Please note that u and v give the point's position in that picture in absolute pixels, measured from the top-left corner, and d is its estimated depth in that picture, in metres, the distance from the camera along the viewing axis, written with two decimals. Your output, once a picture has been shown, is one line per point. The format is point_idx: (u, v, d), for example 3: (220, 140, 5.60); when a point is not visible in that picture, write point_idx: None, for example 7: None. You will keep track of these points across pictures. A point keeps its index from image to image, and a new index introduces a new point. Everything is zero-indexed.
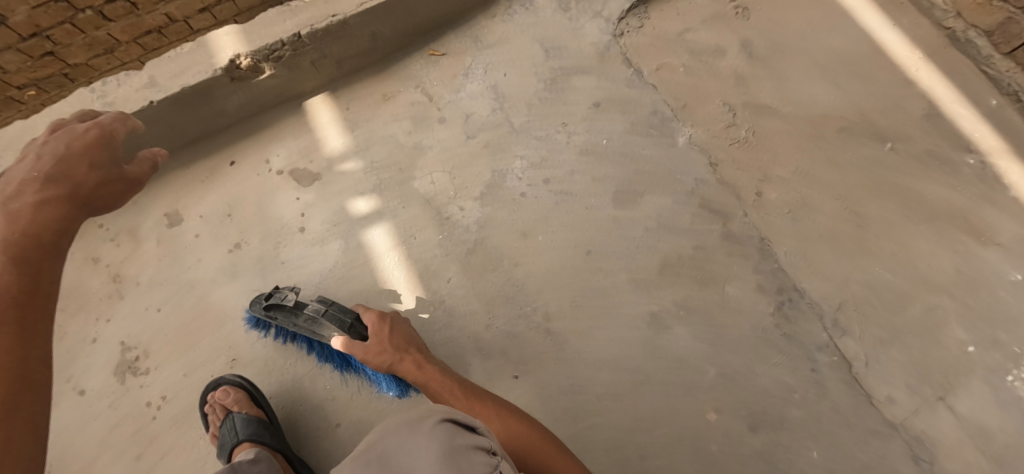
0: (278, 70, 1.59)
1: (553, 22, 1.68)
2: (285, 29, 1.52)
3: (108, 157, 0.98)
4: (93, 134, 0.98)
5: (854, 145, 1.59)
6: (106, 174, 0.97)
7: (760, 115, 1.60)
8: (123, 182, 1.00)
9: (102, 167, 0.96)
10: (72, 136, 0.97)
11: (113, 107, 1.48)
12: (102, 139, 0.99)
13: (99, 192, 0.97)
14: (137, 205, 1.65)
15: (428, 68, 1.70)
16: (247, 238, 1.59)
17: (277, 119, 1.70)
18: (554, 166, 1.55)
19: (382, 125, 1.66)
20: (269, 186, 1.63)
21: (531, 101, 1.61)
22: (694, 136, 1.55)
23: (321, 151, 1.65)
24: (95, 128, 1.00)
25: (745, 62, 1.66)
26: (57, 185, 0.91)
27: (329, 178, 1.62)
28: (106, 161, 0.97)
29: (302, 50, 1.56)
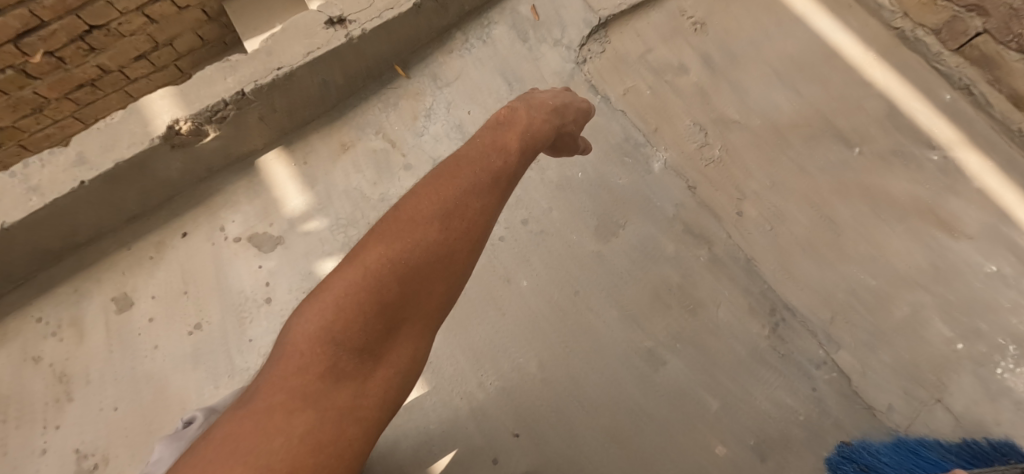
0: (223, 131, 1.47)
1: (511, 52, 1.61)
2: (225, 87, 1.41)
3: (568, 131, 1.22)
4: (579, 108, 1.24)
5: (824, 150, 1.57)
6: (561, 124, 1.19)
7: (728, 131, 1.57)
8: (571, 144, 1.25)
9: (585, 114, 1.23)
10: (555, 100, 1.19)
11: (38, 193, 1.33)
12: (586, 108, 1.24)
13: (562, 128, 1.17)
14: (79, 292, 1.50)
15: (386, 111, 1.61)
16: (207, 316, 1.46)
17: (227, 181, 1.58)
18: (530, 204, 1.49)
19: (343, 177, 1.56)
20: (225, 255, 1.51)
21: None
22: (668, 160, 1.52)
23: (280, 211, 1.54)
24: (576, 103, 1.23)
25: (707, 77, 1.62)
26: (556, 134, 1.15)
27: (292, 240, 1.51)
28: (559, 114, 1.19)
29: (247, 107, 1.46)
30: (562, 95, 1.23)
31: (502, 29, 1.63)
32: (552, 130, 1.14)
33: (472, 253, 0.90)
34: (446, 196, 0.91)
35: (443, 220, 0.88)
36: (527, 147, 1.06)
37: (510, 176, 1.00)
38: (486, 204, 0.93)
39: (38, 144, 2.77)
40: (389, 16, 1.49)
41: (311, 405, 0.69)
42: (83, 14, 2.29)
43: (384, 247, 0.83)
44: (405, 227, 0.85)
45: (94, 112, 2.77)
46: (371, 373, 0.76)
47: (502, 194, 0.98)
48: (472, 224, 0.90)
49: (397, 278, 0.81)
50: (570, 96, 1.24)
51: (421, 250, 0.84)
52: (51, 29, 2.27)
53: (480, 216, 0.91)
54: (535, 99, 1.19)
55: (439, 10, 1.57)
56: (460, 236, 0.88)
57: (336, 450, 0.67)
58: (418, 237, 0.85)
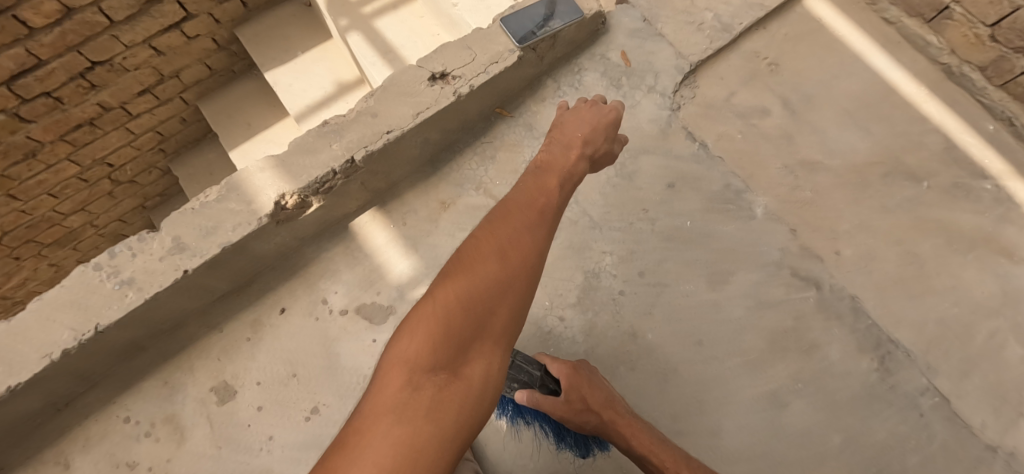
0: (327, 199, 1.35)
1: (605, 101, 1.61)
2: (333, 155, 1.30)
3: (613, 136, 1.20)
4: (613, 117, 1.20)
5: (897, 188, 1.68)
6: (594, 151, 1.16)
7: (815, 174, 1.64)
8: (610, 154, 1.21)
9: (614, 126, 1.20)
10: (577, 121, 1.19)
11: (133, 286, 1.18)
12: (615, 114, 1.21)
13: (597, 145, 1.16)
14: (170, 384, 1.36)
15: (484, 166, 1.56)
16: (323, 398, 1.36)
17: (322, 250, 1.47)
18: (644, 257, 1.50)
19: (448, 238, 1.49)
20: (332, 330, 1.41)
21: (604, 190, 1.54)
22: (768, 205, 1.57)
23: (386, 279, 1.45)
24: (603, 114, 1.20)
25: (788, 120, 1.69)
26: (589, 146, 1.15)
27: (404, 309, 1.43)
28: (591, 141, 1.16)
29: (354, 174, 1.35)
30: (590, 104, 1.24)
31: (593, 77, 1.62)
32: (586, 142, 1.14)
33: (534, 269, 0.88)
34: (489, 229, 0.92)
35: (506, 249, 0.88)
36: (564, 177, 1.06)
37: (552, 211, 0.99)
38: (540, 231, 0.94)
39: (30, 193, 2.43)
40: (496, 70, 1.43)
41: (401, 420, 0.68)
42: (83, 49, 2.11)
43: (450, 282, 0.83)
44: (479, 256, 0.87)
45: (92, 151, 2.48)
46: (444, 393, 0.73)
47: (551, 223, 0.98)
48: (529, 249, 0.90)
49: (464, 306, 0.81)
50: (600, 106, 1.23)
51: (490, 275, 0.85)
52: (49, 68, 2.09)
53: (534, 242, 0.91)
54: (564, 122, 1.20)
55: (535, 61, 1.54)
56: (518, 260, 0.87)
57: (427, 466, 0.65)
58: (478, 269, 0.85)
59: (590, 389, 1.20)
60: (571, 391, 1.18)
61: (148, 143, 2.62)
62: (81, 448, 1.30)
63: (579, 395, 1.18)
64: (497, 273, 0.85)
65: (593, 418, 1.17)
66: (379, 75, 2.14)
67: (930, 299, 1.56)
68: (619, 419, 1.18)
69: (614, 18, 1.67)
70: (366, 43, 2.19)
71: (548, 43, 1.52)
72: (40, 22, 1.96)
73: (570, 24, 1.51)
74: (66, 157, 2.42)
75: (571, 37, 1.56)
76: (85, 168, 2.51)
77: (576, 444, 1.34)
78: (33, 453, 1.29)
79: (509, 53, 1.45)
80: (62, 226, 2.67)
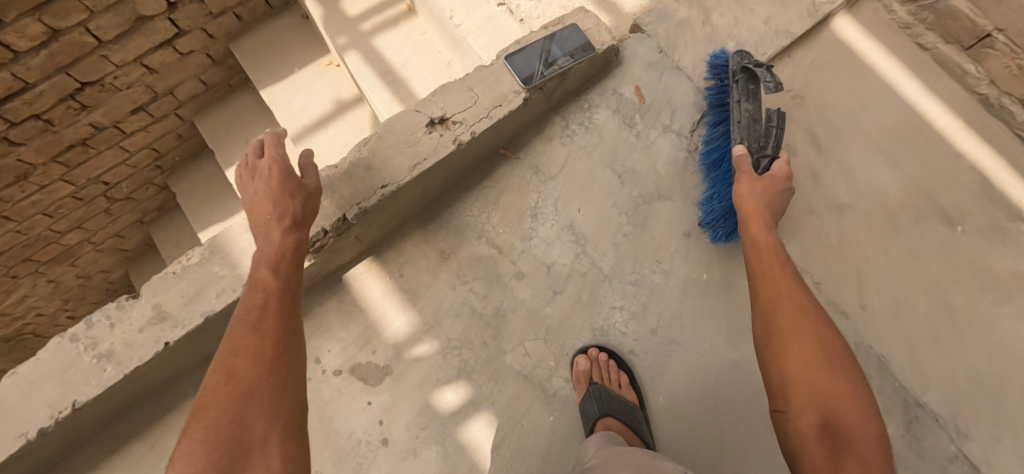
0: (318, 257, 1.26)
1: (618, 141, 1.49)
2: (324, 213, 1.21)
3: (298, 184, 1.00)
4: (279, 172, 0.99)
5: (929, 232, 1.55)
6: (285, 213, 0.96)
7: (843, 217, 1.52)
8: (309, 200, 1.02)
9: (290, 178, 0.99)
10: (261, 192, 0.98)
11: (113, 360, 1.13)
12: (283, 166, 1.00)
13: (293, 209, 0.98)
14: (157, 449, 1.30)
15: (487, 212, 1.45)
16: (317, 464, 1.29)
17: (315, 305, 1.39)
18: (658, 312, 1.40)
19: (449, 291, 1.41)
20: (326, 391, 1.34)
21: (615, 239, 1.44)
22: (792, 255, 1.47)
23: (383, 337, 1.38)
24: (273, 168, 0.99)
25: (815, 158, 1.56)
26: (282, 212, 0.97)
27: (401, 368, 1.36)
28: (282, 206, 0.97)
29: (347, 230, 1.26)
30: (253, 166, 1.01)
31: (605, 114, 1.51)
32: (280, 210, 0.97)
33: (291, 361, 0.84)
34: (237, 337, 0.85)
35: (253, 351, 0.82)
36: (274, 259, 0.94)
37: (265, 303, 0.89)
38: (270, 325, 0.86)
39: (25, 213, 2.36)
40: (500, 114, 1.32)
41: None
42: (72, 70, 2.03)
43: (202, 411, 0.77)
44: (223, 365, 0.82)
45: (86, 170, 2.40)
46: None
47: (276, 307, 0.89)
48: (274, 346, 0.84)
49: (224, 417, 0.76)
50: (261, 162, 1.00)
51: (237, 388, 0.79)
52: (37, 91, 2.00)
53: (263, 339, 0.84)
54: (252, 197, 0.99)
55: (543, 99, 1.43)
56: (266, 358, 0.82)
57: None
58: (233, 374, 0.80)
59: (768, 194, 1.15)
60: (759, 255, 1.06)
61: (144, 160, 2.56)
62: None
63: (782, 273, 1.02)
64: (229, 391, 0.78)
65: (782, 282, 1.01)
66: (378, 97, 2.03)
67: (971, 358, 1.44)
68: (788, 302, 0.97)
69: (627, 48, 1.54)
70: (365, 62, 2.08)
71: (557, 80, 1.40)
72: (24, 45, 1.87)
73: (580, 60, 1.39)
74: (59, 177, 2.34)
75: (582, 73, 1.45)
76: (80, 186, 2.44)
77: (714, 218, 1.37)
78: None
79: (515, 95, 1.34)
80: (59, 244, 2.60)
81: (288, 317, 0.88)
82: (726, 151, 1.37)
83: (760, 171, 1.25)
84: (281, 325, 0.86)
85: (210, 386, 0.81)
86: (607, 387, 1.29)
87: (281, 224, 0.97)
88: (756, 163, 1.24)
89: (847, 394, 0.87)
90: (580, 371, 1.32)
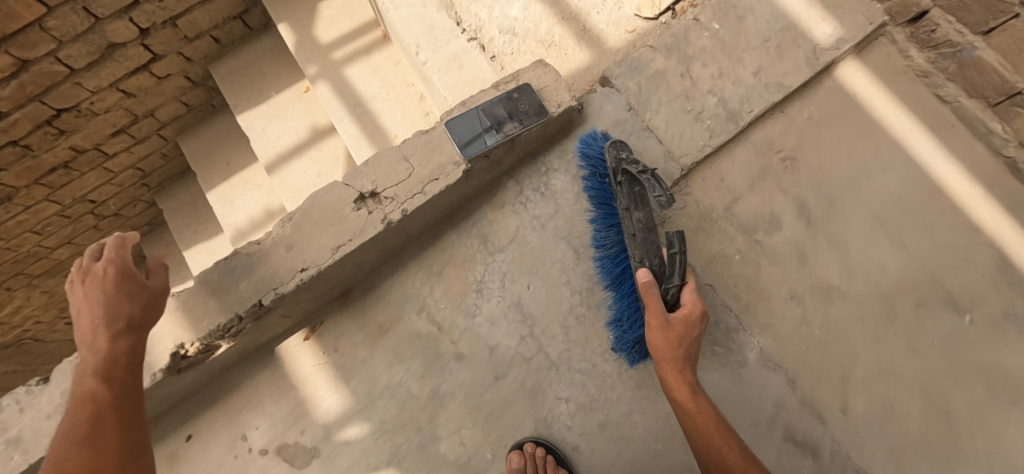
0: (238, 339, 1.19)
1: (576, 211, 1.36)
2: (239, 298, 1.13)
3: (137, 282, 0.97)
4: (118, 273, 0.94)
5: (932, 322, 1.29)
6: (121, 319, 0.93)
7: (830, 303, 1.33)
8: (154, 297, 0.99)
9: (129, 280, 0.95)
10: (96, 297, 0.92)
11: (20, 448, 1.09)
12: (127, 266, 0.96)
13: (126, 310, 0.94)
14: None
15: (429, 283, 1.37)
16: None
17: (246, 377, 1.34)
18: (608, 404, 1.29)
19: (384, 370, 1.33)
20: (250, 471, 1.29)
21: (566, 322, 1.32)
22: (765, 348, 1.33)
23: (312, 417, 1.32)
24: (106, 273, 0.94)
25: (803, 233, 1.38)
26: (114, 316, 0.93)
27: (329, 451, 1.30)
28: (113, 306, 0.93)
29: (266, 313, 1.18)
30: (86, 270, 0.95)
31: (563, 179, 1.37)
32: (112, 313, 0.92)
33: (138, 469, 0.83)
34: (61, 459, 0.80)
35: (92, 467, 0.80)
36: (103, 366, 0.90)
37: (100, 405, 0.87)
38: (109, 434, 0.84)
39: (13, 232, 2.41)
40: (435, 189, 1.19)
41: None
42: (47, 98, 1.99)
43: None
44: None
45: (71, 191, 2.42)
46: None
47: (119, 410, 0.88)
48: (115, 457, 0.82)
49: None
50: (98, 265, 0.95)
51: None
52: (12, 120, 1.98)
53: (110, 443, 0.83)
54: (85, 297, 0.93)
55: (491, 166, 1.29)
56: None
57: None
58: None
59: (684, 345, 1.11)
60: (675, 385, 1.11)
61: (129, 180, 2.57)
62: None
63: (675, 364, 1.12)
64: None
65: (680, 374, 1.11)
66: (345, 133, 1.95)
67: None
68: (705, 420, 1.07)
69: (592, 105, 1.39)
70: (334, 95, 2.00)
71: (504, 147, 1.25)
72: None
73: (530, 127, 1.23)
74: (44, 197, 2.36)
75: (536, 136, 1.29)
76: (66, 205, 2.47)
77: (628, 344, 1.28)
78: None
79: (454, 166, 1.20)
80: (52, 257, 2.71)
81: (131, 417, 0.89)
82: (625, 261, 1.26)
83: (669, 299, 1.17)
84: (121, 432, 0.86)
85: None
86: None
87: (110, 330, 0.92)
88: (665, 292, 1.15)
89: (752, 473, 1.02)
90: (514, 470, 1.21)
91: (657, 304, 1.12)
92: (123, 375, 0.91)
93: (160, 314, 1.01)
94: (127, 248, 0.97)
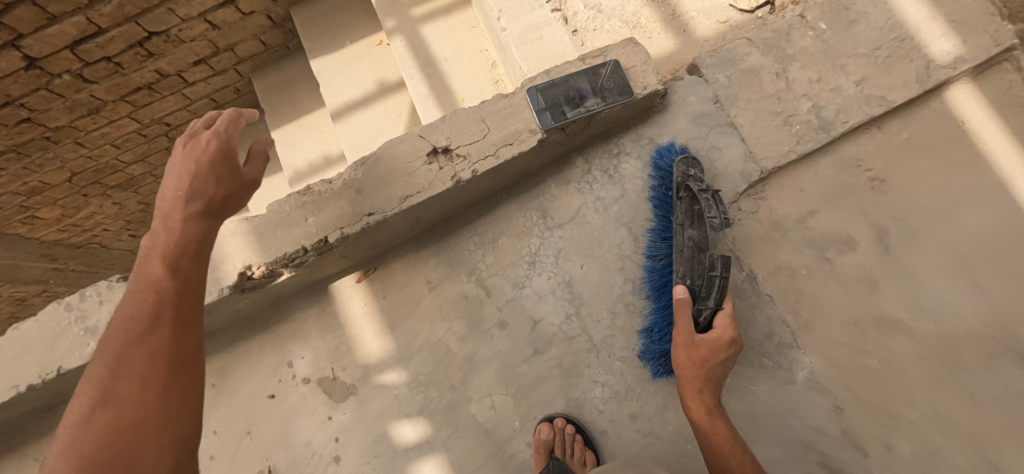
0: (298, 271, 1.24)
1: (642, 199, 1.33)
2: (305, 232, 1.17)
3: (227, 167, 0.90)
4: (218, 151, 0.90)
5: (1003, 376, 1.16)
6: (207, 200, 0.88)
7: (889, 337, 1.26)
8: (240, 187, 0.93)
9: (224, 161, 0.90)
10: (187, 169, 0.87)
11: (96, 337, 1.18)
12: (228, 145, 0.92)
13: (210, 192, 0.88)
14: None
15: (483, 249, 1.37)
16: (273, 463, 1.34)
17: (297, 309, 1.40)
18: (642, 396, 1.28)
19: (427, 325, 1.36)
20: (290, 396, 1.36)
21: (614, 308, 1.31)
22: (816, 369, 1.28)
23: (353, 357, 1.36)
24: (203, 146, 0.90)
25: (874, 261, 1.30)
26: (198, 194, 0.87)
27: (365, 392, 1.34)
28: (200, 184, 0.87)
29: (328, 251, 1.21)
30: (194, 136, 0.93)
31: (634, 165, 1.34)
32: (196, 189, 0.87)
33: (187, 382, 0.75)
34: (119, 354, 0.74)
35: (142, 377, 0.72)
36: (171, 253, 0.82)
37: (166, 293, 0.79)
38: (160, 339, 0.75)
39: (95, 143, 2.60)
40: (507, 154, 1.19)
41: None
42: (141, 21, 2.09)
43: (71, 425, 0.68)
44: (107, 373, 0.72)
45: (148, 113, 2.56)
46: None
47: (181, 302, 0.80)
48: (168, 363, 0.74)
49: (103, 439, 0.67)
50: (202, 138, 0.91)
51: (119, 425, 0.68)
52: (109, 36, 2.10)
53: (163, 342, 0.76)
54: (175, 163, 0.89)
55: (564, 140, 1.27)
56: (156, 382, 0.72)
57: None
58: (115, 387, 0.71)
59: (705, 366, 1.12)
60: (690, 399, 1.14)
61: (204, 108, 2.70)
62: None
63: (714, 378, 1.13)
64: (111, 424, 0.68)
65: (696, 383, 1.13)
66: (414, 91, 1.98)
67: None
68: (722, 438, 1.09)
69: (677, 92, 1.34)
70: (408, 51, 2.02)
71: (582, 123, 1.23)
72: None
73: (613, 105, 1.20)
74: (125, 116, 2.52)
75: (615, 117, 1.26)
76: (144, 125, 2.62)
77: (655, 354, 1.26)
78: (21, 444, 1.41)
79: (529, 135, 1.19)
80: (125, 172, 2.88)
81: (192, 310, 0.81)
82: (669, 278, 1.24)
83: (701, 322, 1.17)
84: (173, 336, 0.76)
85: (82, 410, 0.70)
86: (564, 465, 1.21)
87: (189, 211, 0.86)
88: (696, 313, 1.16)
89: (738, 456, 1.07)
90: (542, 441, 1.23)
91: (685, 325, 1.14)
92: (189, 268, 0.83)
93: (244, 204, 0.95)
94: (227, 125, 0.93)
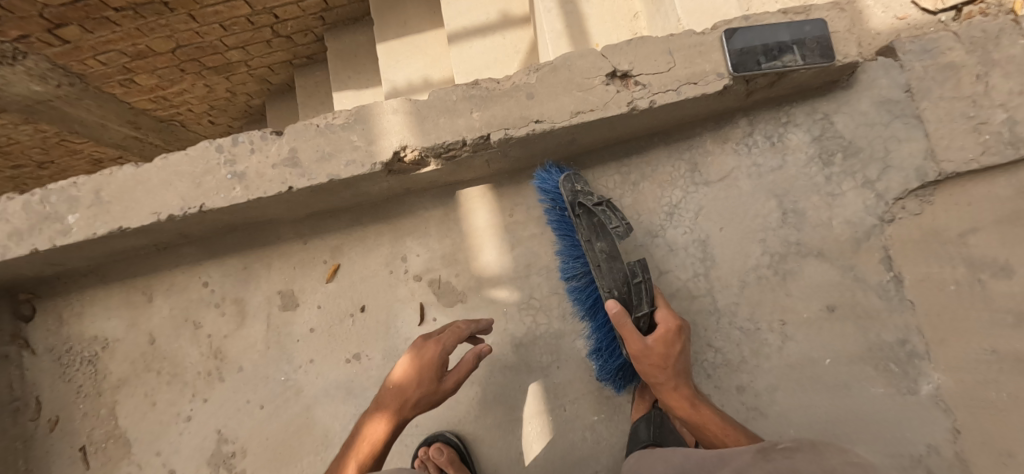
0: (445, 166, 1.21)
1: (802, 175, 1.27)
2: (469, 126, 1.14)
3: (430, 357, 1.06)
4: (431, 359, 1.06)
5: None
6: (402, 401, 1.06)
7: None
8: (435, 392, 1.06)
9: (434, 368, 1.06)
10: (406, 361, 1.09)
11: (242, 183, 1.18)
12: (442, 356, 1.07)
13: (414, 395, 1.06)
14: (248, 271, 1.41)
15: (621, 189, 1.33)
16: (370, 349, 1.36)
17: (421, 206, 1.38)
18: (752, 369, 1.27)
19: (550, 252, 1.34)
20: (399, 290, 1.36)
21: (744, 277, 1.28)
22: (943, 387, 1.20)
23: (470, 266, 1.35)
24: (423, 354, 1.07)
25: None
26: (405, 389, 1.06)
27: (474, 303, 1.33)
28: (402, 391, 1.06)
29: (483, 151, 1.19)
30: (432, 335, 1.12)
31: (801, 138, 1.27)
32: (413, 382, 1.06)
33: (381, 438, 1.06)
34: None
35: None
36: (392, 412, 1.06)
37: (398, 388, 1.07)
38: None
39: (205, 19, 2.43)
40: (690, 93, 1.14)
41: None
42: None
43: None
44: None
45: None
46: None
47: (397, 389, 1.07)
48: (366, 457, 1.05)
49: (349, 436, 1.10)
50: (425, 345, 1.09)
51: None
52: None
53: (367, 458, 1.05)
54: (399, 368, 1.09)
55: (741, 95, 1.21)
56: None
57: None
58: None
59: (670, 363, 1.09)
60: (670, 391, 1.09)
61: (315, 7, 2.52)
62: (166, 291, 1.43)
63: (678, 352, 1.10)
64: None
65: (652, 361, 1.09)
66: (549, 26, 1.90)
67: None
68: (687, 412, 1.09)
69: (865, 73, 1.24)
70: None
71: (769, 79, 1.17)
72: None
73: (810, 66, 1.14)
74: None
75: (802, 82, 1.20)
76: (256, 12, 2.44)
77: (611, 372, 1.25)
78: (132, 275, 1.45)
79: (717, 78, 1.14)
80: (221, 56, 2.73)
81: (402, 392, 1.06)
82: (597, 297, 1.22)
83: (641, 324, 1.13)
84: (373, 441, 1.06)
85: None
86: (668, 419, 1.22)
87: (400, 414, 1.06)
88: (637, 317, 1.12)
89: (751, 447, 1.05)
90: (649, 389, 1.24)
91: (631, 334, 1.09)
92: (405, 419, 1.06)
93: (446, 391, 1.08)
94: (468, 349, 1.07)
